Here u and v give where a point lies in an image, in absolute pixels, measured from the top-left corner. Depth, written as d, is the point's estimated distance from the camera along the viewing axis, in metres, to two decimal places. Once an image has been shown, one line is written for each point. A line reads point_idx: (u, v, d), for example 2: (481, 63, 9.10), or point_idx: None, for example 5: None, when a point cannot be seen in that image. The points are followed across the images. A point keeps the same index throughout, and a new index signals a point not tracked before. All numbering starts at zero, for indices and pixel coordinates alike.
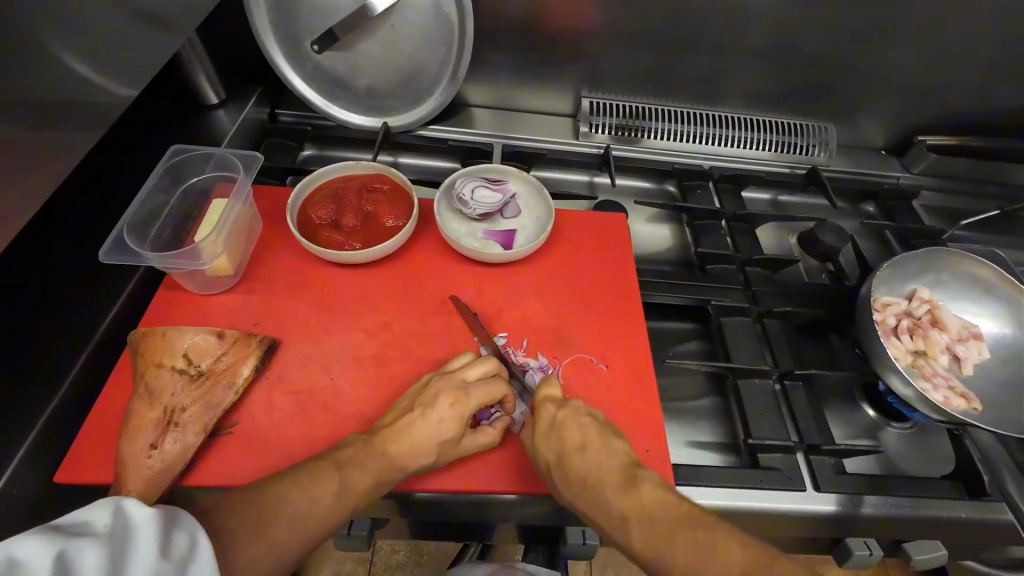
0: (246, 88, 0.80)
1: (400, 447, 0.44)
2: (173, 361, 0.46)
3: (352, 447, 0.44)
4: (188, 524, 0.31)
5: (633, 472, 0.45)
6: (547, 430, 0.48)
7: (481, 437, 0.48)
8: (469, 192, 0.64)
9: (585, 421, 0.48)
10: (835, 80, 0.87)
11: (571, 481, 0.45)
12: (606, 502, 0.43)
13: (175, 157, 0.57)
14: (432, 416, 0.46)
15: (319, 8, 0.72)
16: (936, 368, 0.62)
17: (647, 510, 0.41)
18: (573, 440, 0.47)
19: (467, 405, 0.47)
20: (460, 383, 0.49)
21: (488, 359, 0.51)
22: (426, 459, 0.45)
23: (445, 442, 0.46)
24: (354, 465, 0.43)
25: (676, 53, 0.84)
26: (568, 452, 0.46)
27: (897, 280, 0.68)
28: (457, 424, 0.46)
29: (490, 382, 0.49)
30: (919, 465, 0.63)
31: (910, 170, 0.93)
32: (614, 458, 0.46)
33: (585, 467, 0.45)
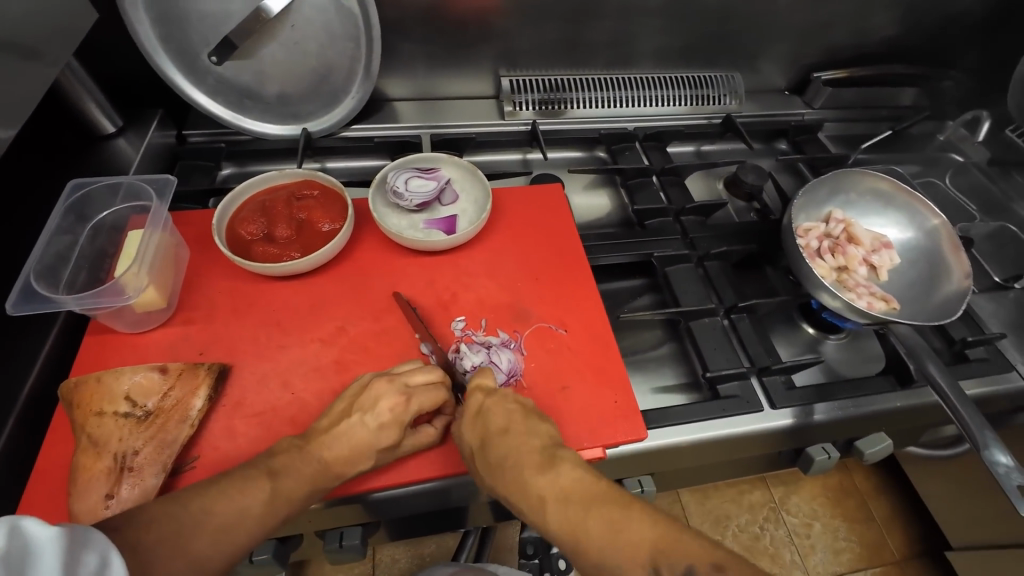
0: (145, 111, 0.74)
1: (337, 454, 0.44)
2: (116, 406, 0.43)
3: (284, 455, 0.43)
4: (98, 543, 0.26)
5: (552, 453, 0.44)
6: (473, 414, 0.48)
7: (421, 436, 0.49)
8: (403, 184, 0.63)
9: (508, 406, 0.48)
10: (732, 29, 0.92)
11: (491, 470, 0.45)
12: (524, 482, 0.43)
13: (76, 194, 0.53)
14: (371, 419, 0.45)
15: (209, 16, 0.68)
16: (857, 279, 0.68)
17: (562, 489, 0.42)
18: (494, 430, 0.46)
19: (409, 409, 0.46)
20: (402, 387, 0.48)
21: (432, 368, 0.49)
22: (363, 465, 0.45)
23: (383, 445, 0.46)
24: (291, 472, 0.42)
25: (582, 22, 0.86)
26: (491, 440, 0.46)
27: (813, 205, 0.73)
28: (397, 428, 0.46)
29: (434, 388, 0.48)
30: (855, 368, 0.70)
31: (813, 106, 1.01)
32: (537, 441, 0.46)
33: (510, 453, 0.45)
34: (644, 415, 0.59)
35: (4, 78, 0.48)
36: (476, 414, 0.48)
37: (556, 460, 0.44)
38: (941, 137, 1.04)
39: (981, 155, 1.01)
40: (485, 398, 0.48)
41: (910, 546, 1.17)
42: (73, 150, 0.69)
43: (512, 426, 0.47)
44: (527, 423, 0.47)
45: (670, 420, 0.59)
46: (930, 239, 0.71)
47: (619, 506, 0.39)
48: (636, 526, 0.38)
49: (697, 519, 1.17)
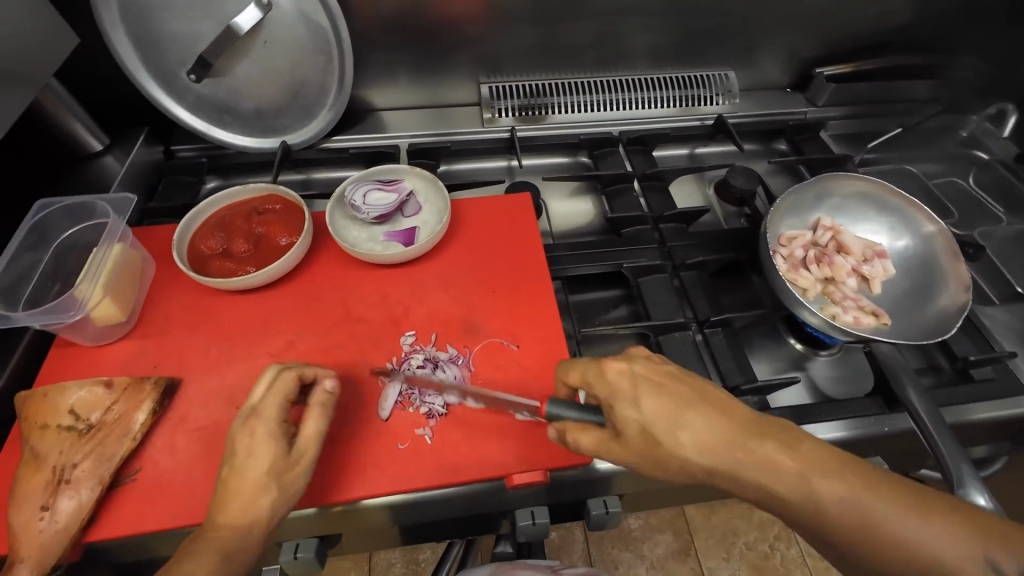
0: (132, 129, 0.77)
1: (232, 507, 0.41)
2: (59, 420, 0.45)
3: (189, 541, 0.40)
4: None
5: (758, 421, 0.41)
6: (627, 391, 0.42)
7: (309, 430, 0.45)
8: (361, 197, 0.63)
9: (675, 375, 0.43)
10: (722, 25, 0.87)
11: (687, 460, 0.40)
12: (766, 460, 0.38)
13: (38, 215, 0.55)
14: (239, 456, 0.42)
15: (184, 38, 0.70)
16: (845, 292, 0.63)
17: (801, 463, 0.38)
18: (668, 411, 0.41)
19: (261, 421, 0.43)
20: (245, 411, 0.45)
21: (265, 373, 0.47)
22: (267, 509, 0.41)
23: (276, 465, 0.42)
24: (188, 551, 0.39)
25: (561, 25, 0.84)
26: (685, 419, 0.40)
27: (799, 212, 0.69)
28: (269, 443, 0.43)
29: (276, 386, 0.46)
30: (845, 387, 0.64)
31: (816, 103, 0.95)
32: (747, 414, 0.41)
33: (705, 425, 0.40)
34: None
35: None
36: (633, 389, 0.42)
37: (787, 434, 0.40)
38: (963, 133, 0.96)
39: (1007, 150, 0.92)
40: (634, 364, 0.43)
41: None
42: (64, 168, 0.72)
43: (682, 393, 0.42)
44: (693, 387, 0.43)
45: None
46: (928, 247, 0.65)
47: (867, 479, 0.38)
48: (891, 498, 0.37)
49: (703, 536, 1.12)
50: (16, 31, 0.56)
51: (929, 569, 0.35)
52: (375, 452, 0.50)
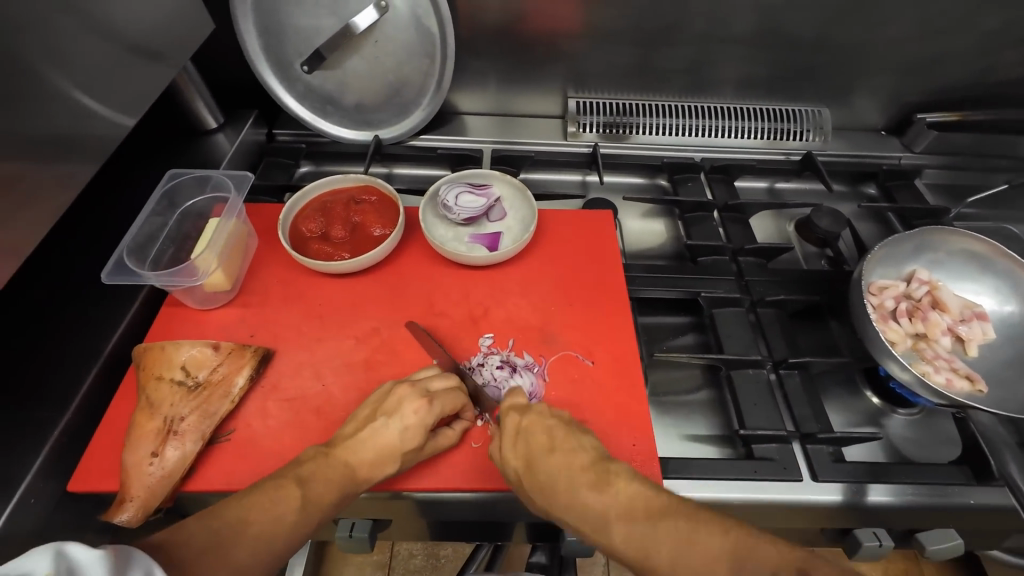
0: (242, 110, 0.83)
1: (360, 458, 0.45)
2: (172, 373, 0.48)
3: (312, 463, 0.44)
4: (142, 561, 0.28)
5: (604, 469, 0.44)
6: (515, 440, 0.47)
7: (442, 439, 0.50)
8: (453, 197, 0.65)
9: (554, 429, 0.48)
10: (822, 61, 0.85)
11: (547, 493, 0.45)
12: (581, 504, 0.43)
13: (170, 182, 0.61)
14: (398, 423, 0.47)
15: (304, 31, 0.75)
16: (937, 351, 0.60)
17: (624, 508, 0.41)
18: (525, 457, 0.46)
19: (431, 412, 0.48)
20: (423, 390, 0.50)
21: (449, 374, 0.52)
22: (387, 470, 0.46)
23: (410, 448, 0.47)
24: (317, 477, 0.43)
25: (657, 47, 0.84)
26: (542, 466, 0.45)
27: (893, 261, 0.66)
28: (421, 432, 0.47)
29: (452, 393, 0.51)
30: (926, 451, 0.61)
31: (912, 149, 0.91)
32: (587, 461, 0.46)
33: (558, 480, 0.44)
34: (663, 462, 0.56)
35: (125, 77, 0.56)
36: (518, 438, 0.47)
37: (609, 476, 0.44)
38: None
39: None
40: (523, 418, 0.48)
41: None
42: (181, 141, 0.78)
43: (557, 443, 0.47)
44: (571, 437, 0.47)
45: (692, 472, 0.55)
46: None
47: (694, 519, 0.39)
48: (705, 537, 0.38)
49: None
50: (167, 14, 0.61)
51: None
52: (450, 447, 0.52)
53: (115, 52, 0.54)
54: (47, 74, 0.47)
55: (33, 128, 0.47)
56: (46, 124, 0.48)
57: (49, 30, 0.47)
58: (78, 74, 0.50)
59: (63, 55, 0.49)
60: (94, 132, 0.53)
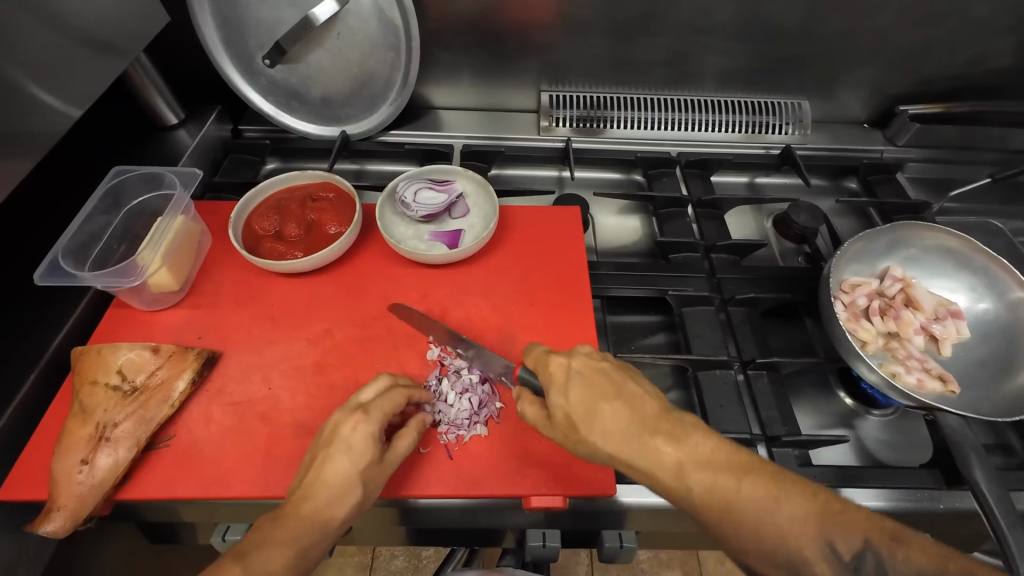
0: (206, 105, 0.81)
1: (314, 501, 0.42)
2: (108, 378, 0.47)
3: (259, 531, 0.41)
4: None
5: (675, 419, 0.43)
6: (562, 380, 0.45)
7: (402, 444, 0.46)
8: (412, 194, 0.63)
9: (608, 376, 0.45)
10: (803, 52, 0.83)
11: (610, 432, 0.43)
12: (653, 450, 0.41)
13: (115, 180, 0.59)
14: (336, 453, 0.43)
15: (265, 23, 0.73)
16: (910, 350, 0.58)
17: (703, 457, 0.40)
18: (588, 399, 0.44)
19: (369, 422, 0.44)
20: (354, 407, 0.46)
21: (376, 378, 0.49)
22: (349, 503, 0.42)
23: (368, 465, 0.43)
24: (263, 545, 0.39)
25: (632, 39, 0.82)
26: (598, 409, 0.43)
27: (866, 258, 0.64)
28: (367, 446, 0.44)
29: (388, 393, 0.47)
30: (898, 454, 0.59)
31: (895, 143, 0.88)
32: (653, 408, 0.44)
33: (623, 426, 0.43)
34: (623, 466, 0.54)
35: (75, 71, 0.54)
36: (566, 378, 0.45)
37: (686, 426, 0.42)
38: None
39: None
40: (571, 361, 0.46)
41: None
42: (140, 138, 0.76)
43: (618, 390, 0.44)
44: (628, 382, 0.45)
45: None
46: (1010, 314, 0.60)
47: (771, 475, 0.39)
48: (789, 497, 0.37)
49: None
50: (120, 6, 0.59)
51: (774, 544, 0.36)
52: None
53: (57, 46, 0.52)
54: None
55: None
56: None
57: None
58: (23, 67, 0.48)
59: (8, 47, 0.47)
60: (40, 129, 0.51)
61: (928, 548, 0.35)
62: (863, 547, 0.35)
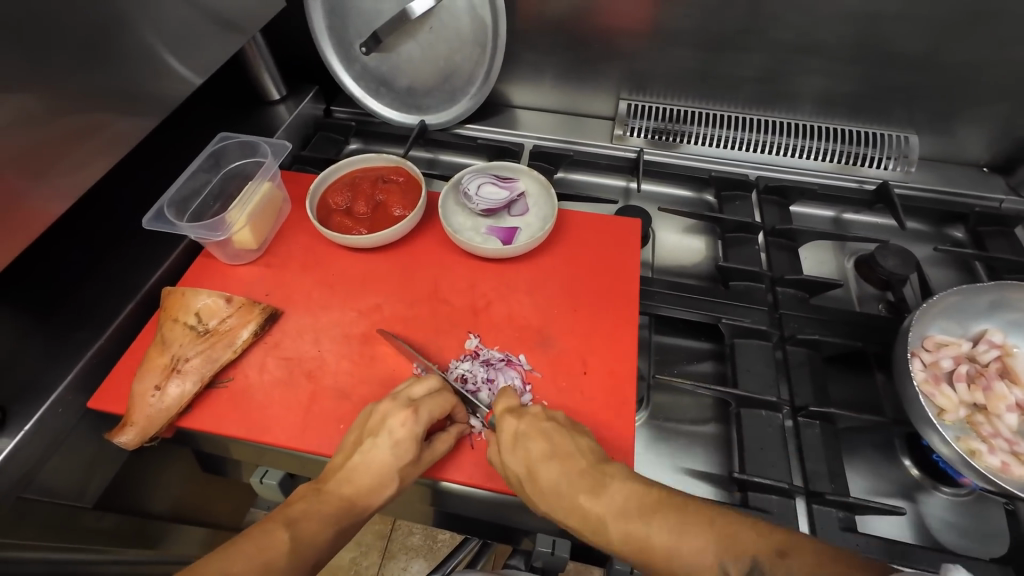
0: (306, 85, 0.88)
1: (354, 486, 0.44)
2: (186, 318, 0.53)
3: (303, 502, 0.42)
4: None
5: (602, 473, 0.44)
6: (501, 456, 0.46)
7: (438, 446, 0.48)
8: (475, 188, 0.65)
9: (551, 433, 0.46)
10: (920, 82, 0.75)
11: (546, 498, 0.44)
12: (578, 505, 0.42)
13: (219, 143, 0.65)
14: (383, 443, 0.45)
15: (367, 13, 0.78)
16: (998, 428, 0.51)
17: (625, 508, 0.41)
18: (524, 464, 0.45)
19: (419, 420, 0.46)
20: (405, 401, 0.48)
21: (427, 378, 0.50)
22: (388, 492, 0.45)
23: (406, 463, 0.45)
24: (308, 516, 0.41)
25: (726, 53, 0.79)
26: (535, 471, 0.44)
27: (962, 317, 0.58)
28: (412, 444, 0.45)
29: (436, 396, 0.49)
30: (962, 540, 0.53)
31: (1018, 192, 0.78)
32: (585, 463, 0.45)
33: (552, 483, 0.44)
34: None
35: (204, 44, 0.61)
36: (513, 444, 0.46)
37: (605, 479, 0.43)
38: None
39: None
40: (520, 422, 0.47)
41: None
42: (245, 108, 0.84)
43: (555, 449, 0.45)
44: (570, 441, 0.46)
45: None
46: None
47: (684, 515, 0.39)
48: (693, 536, 0.37)
49: None
50: None
51: None
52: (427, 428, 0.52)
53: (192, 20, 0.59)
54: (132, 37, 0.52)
55: (120, 82, 0.52)
56: (133, 81, 0.53)
57: None
58: (164, 37, 0.56)
59: (156, 19, 0.54)
60: (168, 90, 0.59)
61: (822, 553, 0.34)
62: (756, 574, 0.34)
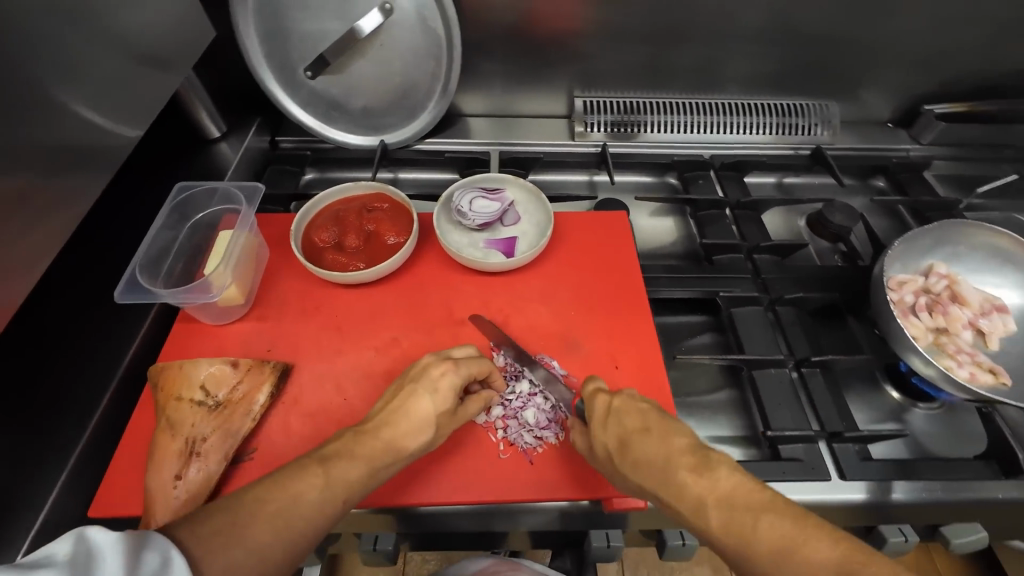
0: (246, 117, 0.82)
1: (392, 430, 0.44)
2: (192, 394, 0.47)
3: (340, 442, 0.43)
4: (158, 543, 0.27)
5: (704, 456, 0.42)
6: (598, 419, 0.48)
7: (471, 405, 0.50)
8: (467, 202, 0.64)
9: (645, 412, 0.47)
10: (832, 56, 0.85)
11: (641, 470, 0.43)
12: (675, 483, 0.41)
13: (182, 195, 0.59)
14: (423, 392, 0.47)
15: (310, 35, 0.73)
16: (959, 344, 0.60)
17: (725, 496, 0.38)
18: (620, 435, 0.45)
19: (458, 373, 0.49)
20: (445, 357, 0.51)
21: (467, 344, 0.53)
22: (422, 438, 0.45)
23: (443, 412, 0.47)
24: (347, 457, 0.41)
25: (667, 45, 0.83)
26: (630, 443, 0.45)
27: (912, 256, 0.67)
28: (451, 396, 0.47)
29: (476, 359, 0.51)
30: (948, 446, 0.61)
31: (919, 141, 0.91)
32: (684, 445, 0.43)
33: (651, 460, 0.43)
34: None
35: (135, 88, 0.54)
36: (604, 415, 0.48)
37: (711, 463, 0.41)
38: None
39: None
40: (613, 398, 0.48)
41: None
42: (182, 153, 0.76)
43: (652, 427, 0.45)
44: (667, 422, 0.46)
45: None
46: None
47: (792, 518, 0.35)
48: (806, 544, 0.34)
49: None
50: (174, 21, 0.59)
51: None
52: (478, 453, 0.51)
53: (121, 63, 0.52)
54: (60, 90, 0.45)
55: (57, 141, 0.46)
56: (68, 141, 0.46)
57: (61, 42, 0.45)
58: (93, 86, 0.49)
59: (82, 68, 0.48)
60: (107, 145, 0.51)
61: None
62: None
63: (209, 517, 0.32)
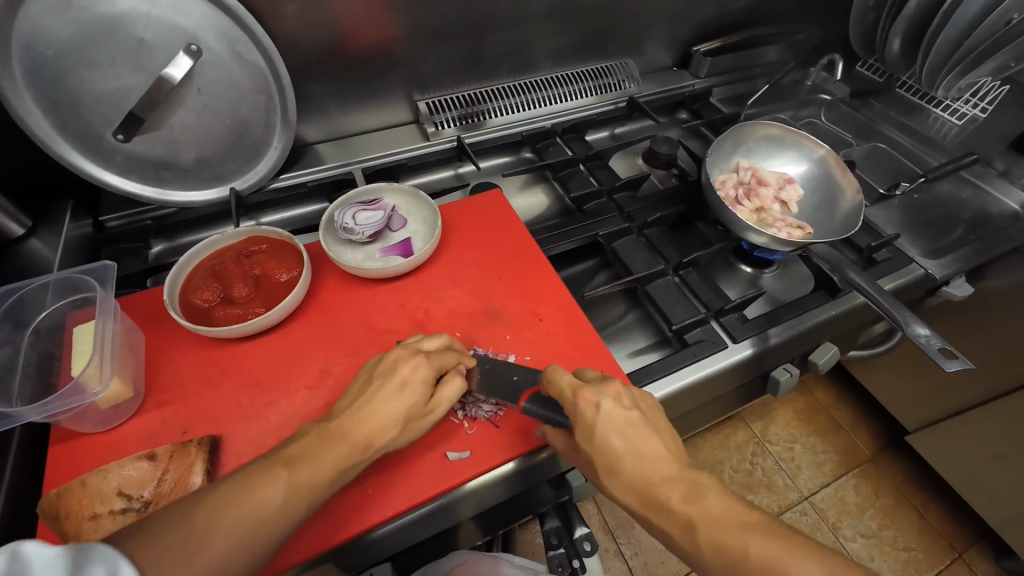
0: (54, 205, 0.72)
1: (363, 428, 0.46)
2: (110, 506, 0.43)
3: (311, 441, 0.44)
4: (103, 556, 0.30)
5: (695, 481, 0.45)
6: (585, 422, 0.47)
7: (447, 392, 0.50)
8: (350, 219, 0.64)
9: (632, 422, 0.47)
10: (616, 22, 1.00)
11: (627, 488, 0.46)
12: (664, 506, 0.44)
13: (8, 301, 0.53)
14: (395, 383, 0.48)
15: (110, 95, 0.66)
16: (774, 216, 0.77)
17: (719, 517, 0.42)
18: (611, 448, 0.46)
19: (430, 367, 0.50)
20: (414, 350, 0.52)
21: (438, 333, 0.54)
22: (390, 435, 0.47)
23: (412, 407, 0.48)
24: (316, 460, 0.43)
25: (482, 37, 0.91)
26: (619, 457, 0.46)
27: (722, 160, 0.84)
28: (422, 388, 0.49)
29: (444, 351, 0.53)
30: (792, 292, 0.78)
31: (699, 76, 1.12)
32: (673, 466, 0.46)
33: (640, 478, 0.46)
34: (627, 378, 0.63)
35: None
36: (591, 420, 0.47)
37: (700, 487, 0.44)
38: (809, 83, 1.18)
39: (843, 90, 1.16)
40: (601, 402, 0.47)
41: (875, 441, 1.31)
42: None
43: (638, 441, 0.47)
44: (647, 434, 0.47)
45: (651, 376, 0.63)
46: (824, 167, 0.83)
47: (782, 536, 0.40)
48: (799, 561, 0.39)
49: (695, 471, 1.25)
50: None
51: None
52: (444, 442, 0.52)
53: None
54: None
55: None
56: None
57: None
58: None
59: None
60: None
61: None
62: None
63: (166, 525, 0.35)
